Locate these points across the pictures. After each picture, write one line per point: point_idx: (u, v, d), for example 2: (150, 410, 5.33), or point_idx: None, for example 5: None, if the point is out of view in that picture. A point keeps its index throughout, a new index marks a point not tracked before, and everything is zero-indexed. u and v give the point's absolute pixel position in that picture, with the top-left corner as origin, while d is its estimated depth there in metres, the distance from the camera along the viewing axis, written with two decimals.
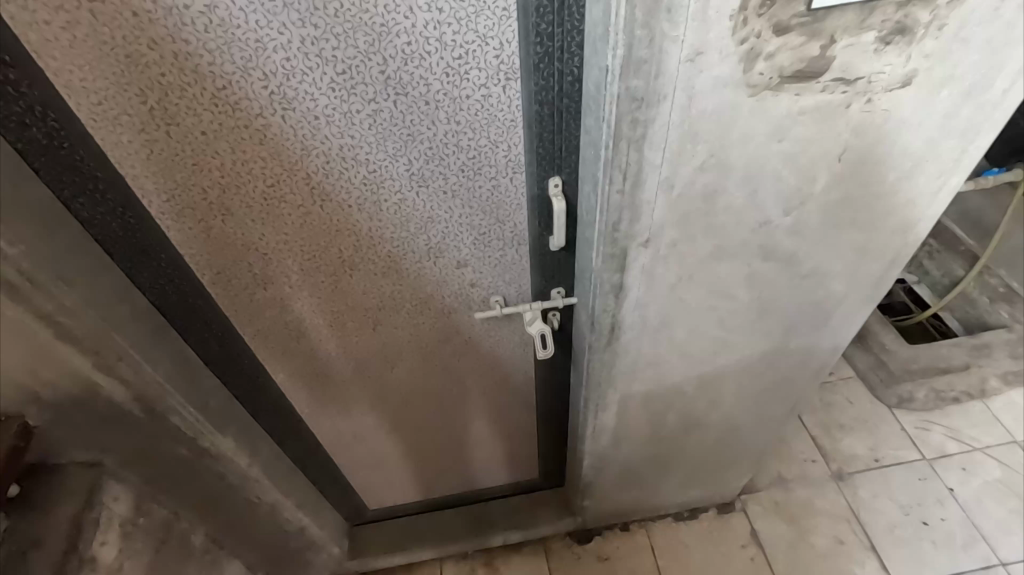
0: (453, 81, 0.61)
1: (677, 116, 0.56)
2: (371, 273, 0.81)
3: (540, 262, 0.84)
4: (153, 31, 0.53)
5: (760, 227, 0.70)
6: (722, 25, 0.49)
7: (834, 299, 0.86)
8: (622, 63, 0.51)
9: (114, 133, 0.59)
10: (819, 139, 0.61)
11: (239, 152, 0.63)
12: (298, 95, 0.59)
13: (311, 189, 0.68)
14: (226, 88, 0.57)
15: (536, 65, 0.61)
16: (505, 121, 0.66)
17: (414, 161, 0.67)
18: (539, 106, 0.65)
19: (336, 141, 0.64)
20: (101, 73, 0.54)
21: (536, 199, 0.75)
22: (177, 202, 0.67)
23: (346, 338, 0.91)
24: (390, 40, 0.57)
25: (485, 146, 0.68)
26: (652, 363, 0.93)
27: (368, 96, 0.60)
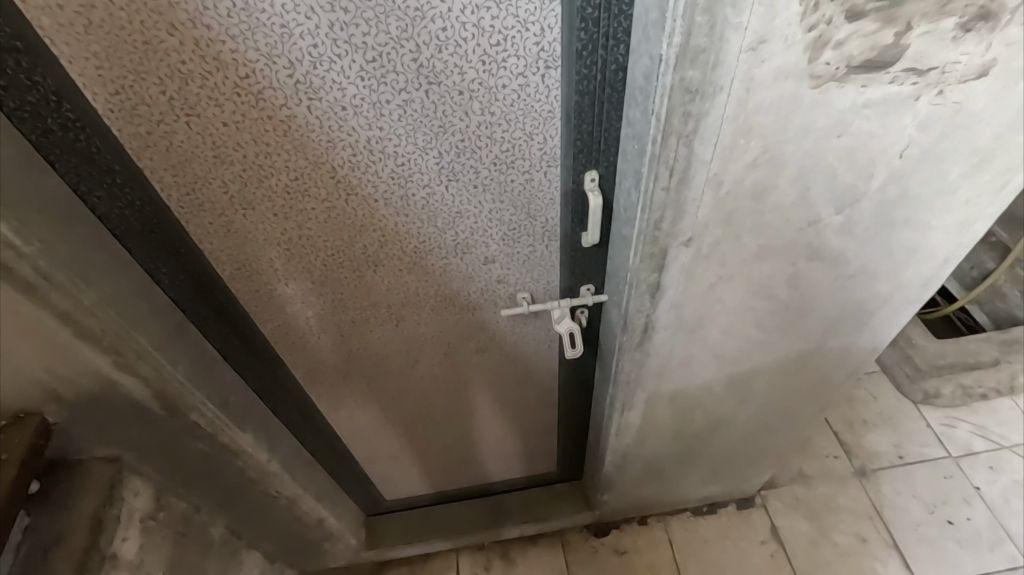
0: (489, 70, 0.57)
1: (733, 109, 0.52)
2: (396, 268, 0.78)
3: (571, 258, 0.80)
4: (171, 15, 0.49)
5: (809, 225, 0.66)
6: (790, 10, 0.45)
7: (878, 299, 0.82)
8: (677, 52, 0.47)
9: (132, 124, 0.56)
10: (882, 134, 0.57)
11: (261, 144, 0.59)
12: (325, 84, 0.55)
13: (337, 183, 0.65)
14: (249, 76, 0.54)
15: (579, 53, 0.56)
16: (542, 112, 0.62)
17: (444, 154, 0.64)
18: (579, 96, 0.60)
19: (363, 133, 0.60)
20: (117, 60, 0.51)
21: (570, 194, 0.71)
22: (197, 196, 0.64)
23: (368, 333, 0.88)
24: (424, 26, 0.52)
25: (520, 139, 0.64)
26: (683, 363, 0.89)
27: (398, 85, 0.56)
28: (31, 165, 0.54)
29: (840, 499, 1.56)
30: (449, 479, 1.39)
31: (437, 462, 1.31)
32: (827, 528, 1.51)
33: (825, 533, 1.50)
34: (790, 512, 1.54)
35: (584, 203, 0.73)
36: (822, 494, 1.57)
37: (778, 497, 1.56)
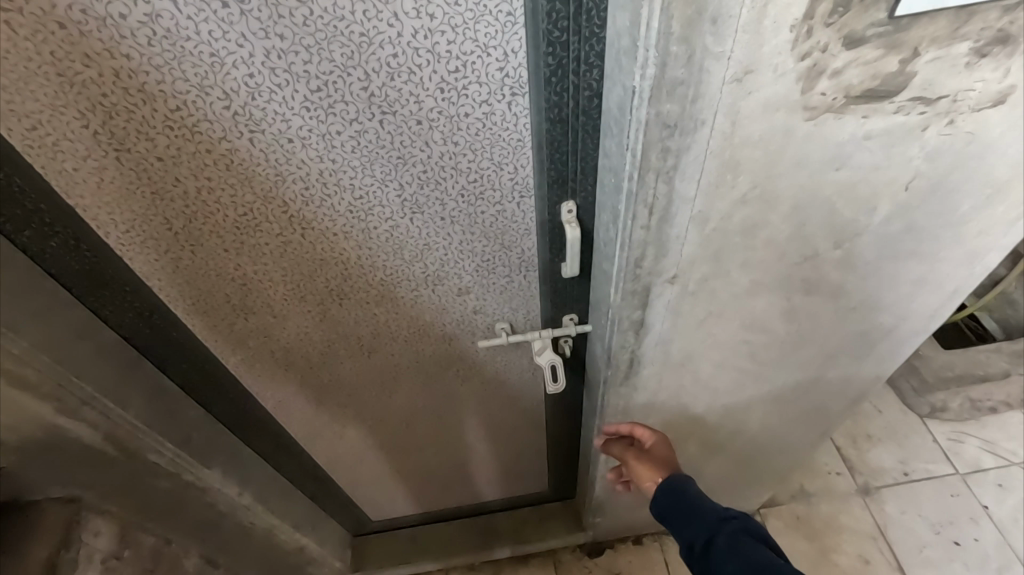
0: (448, 97, 0.52)
1: (717, 144, 0.46)
2: (363, 302, 0.73)
3: (551, 289, 0.75)
4: (87, 45, 0.44)
5: (805, 260, 0.61)
6: (779, 37, 0.39)
7: (882, 331, 0.77)
8: (651, 85, 0.41)
9: (56, 161, 0.51)
10: (885, 167, 0.51)
11: (202, 180, 0.54)
12: (267, 116, 0.50)
13: (290, 218, 0.60)
14: (181, 109, 0.49)
15: (547, 79, 0.52)
16: (511, 141, 0.57)
17: (406, 186, 0.59)
18: (549, 125, 0.55)
19: (314, 166, 0.55)
20: (31, 94, 0.46)
21: (546, 225, 0.66)
22: (138, 233, 0.59)
23: (338, 365, 0.84)
24: (372, 52, 0.48)
25: (488, 169, 0.59)
26: (673, 395, 0.84)
27: (349, 115, 0.51)
28: None
29: (842, 518, 1.50)
30: (437, 500, 1.35)
31: (422, 485, 1.26)
32: (829, 549, 1.46)
33: (827, 554, 1.45)
34: (791, 532, 1.49)
35: (562, 233, 0.67)
36: (824, 513, 1.51)
37: (778, 516, 1.51)
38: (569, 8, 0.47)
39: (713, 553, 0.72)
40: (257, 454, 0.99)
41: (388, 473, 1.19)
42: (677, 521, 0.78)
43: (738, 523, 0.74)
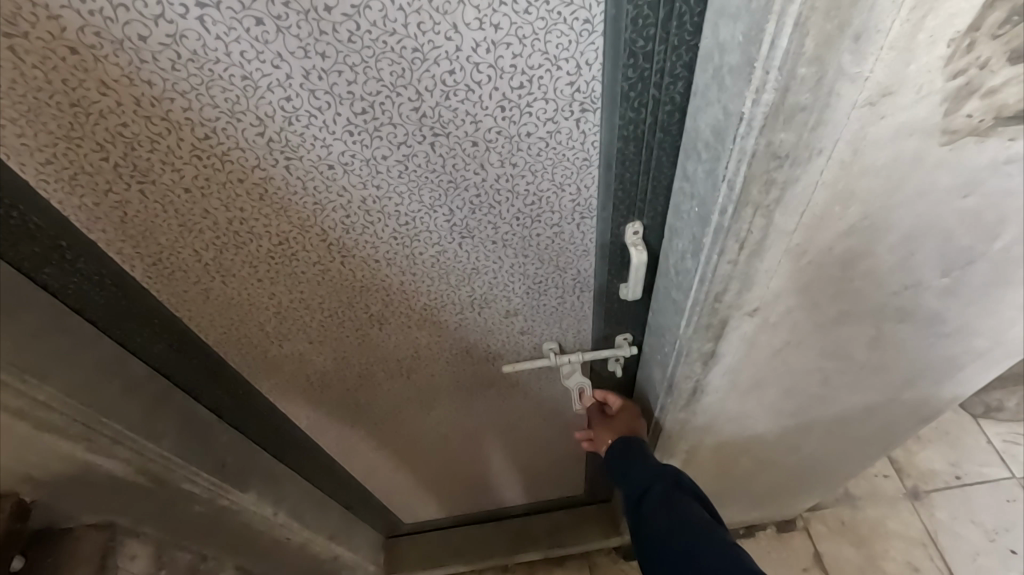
0: (509, 116, 0.45)
1: (832, 174, 0.39)
2: (404, 326, 0.68)
3: (606, 309, 0.69)
4: (104, 71, 0.38)
5: (905, 290, 0.54)
6: (933, 54, 0.32)
7: (973, 355, 0.69)
8: (767, 113, 0.34)
9: (73, 196, 0.46)
10: (1020, 193, 0.44)
11: (234, 211, 0.49)
12: (306, 143, 0.44)
13: (328, 246, 0.54)
14: (210, 138, 0.43)
15: (625, 93, 0.45)
16: (575, 160, 0.50)
17: (456, 210, 0.53)
18: (622, 143, 0.48)
19: (356, 193, 0.49)
20: (43, 127, 0.41)
21: (607, 247, 0.59)
22: (165, 266, 0.54)
23: (376, 387, 0.79)
24: (425, 68, 0.41)
25: (548, 190, 0.52)
26: (732, 418, 0.78)
27: (396, 138, 0.45)
28: None
29: (890, 523, 1.44)
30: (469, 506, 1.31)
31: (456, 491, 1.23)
32: (876, 556, 1.40)
33: (874, 560, 1.40)
34: (836, 538, 1.43)
35: (623, 254, 0.61)
36: (871, 517, 1.45)
37: (822, 520, 1.46)
38: (657, 13, 0.40)
39: (646, 506, 0.65)
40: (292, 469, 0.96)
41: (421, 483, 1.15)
42: (615, 475, 0.72)
43: (672, 478, 0.67)
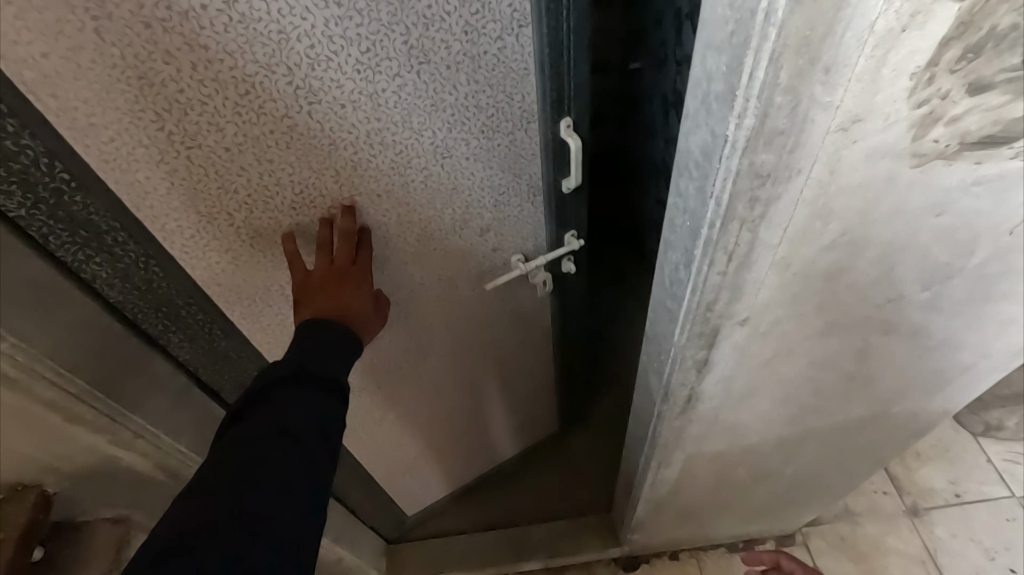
0: (471, 38, 0.57)
1: (811, 193, 0.42)
2: (402, 262, 0.76)
3: (557, 211, 0.80)
4: (168, 42, 0.46)
5: (888, 303, 0.57)
6: (897, 85, 0.35)
7: (959, 369, 0.72)
8: (748, 135, 0.37)
9: (129, 171, 0.52)
10: (990, 212, 0.47)
11: (265, 160, 0.57)
12: (323, 84, 0.54)
13: (340, 186, 0.63)
14: (248, 92, 0.51)
15: (546, 7, 0.57)
16: (517, 70, 0.62)
17: (438, 132, 0.63)
18: (548, 50, 0.60)
19: (363, 127, 0.59)
20: (113, 105, 0.48)
21: (548, 146, 0.71)
22: (202, 235, 0.61)
23: (380, 341, 0.84)
24: (411, 6, 0.52)
25: (501, 101, 0.64)
26: (728, 427, 0.81)
27: (392, 71, 0.55)
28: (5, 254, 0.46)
29: (890, 540, 1.45)
30: (460, 471, 1.39)
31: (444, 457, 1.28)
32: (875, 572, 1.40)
33: None
34: (834, 553, 1.44)
35: (561, 149, 0.72)
36: (870, 534, 1.46)
37: (821, 536, 1.46)
38: None
39: None
40: None
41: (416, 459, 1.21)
42: None
43: None
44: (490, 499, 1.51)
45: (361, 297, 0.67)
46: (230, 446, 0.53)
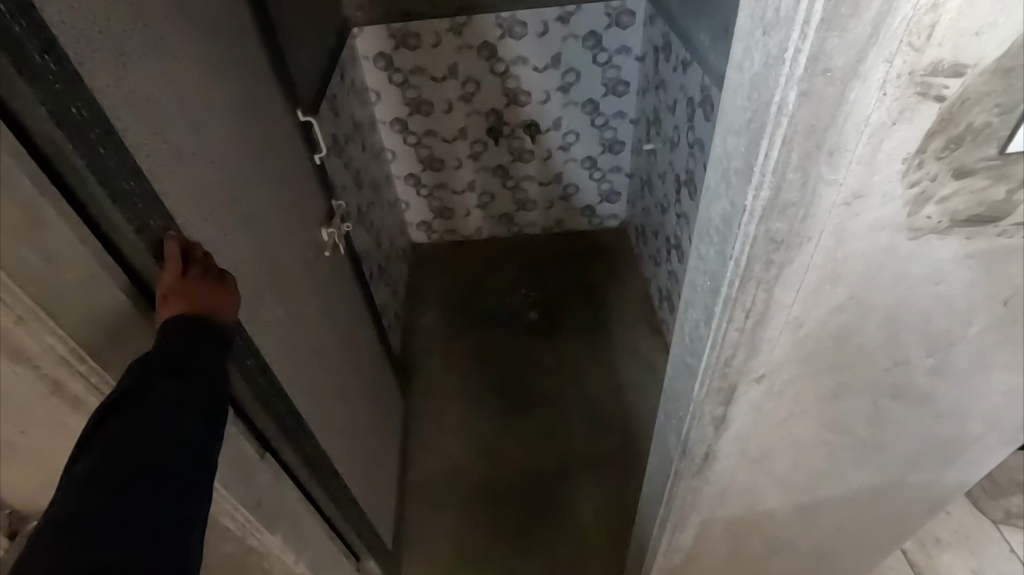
0: (241, 65, 0.92)
1: (821, 258, 0.48)
2: (289, 241, 1.01)
3: (314, 178, 1.18)
4: (151, 69, 0.67)
5: (895, 367, 0.60)
6: (891, 168, 0.41)
7: (969, 438, 0.74)
8: (764, 205, 0.43)
9: (165, 180, 0.67)
10: (985, 283, 0.52)
11: (212, 157, 0.78)
12: (211, 98, 0.81)
13: (244, 174, 0.88)
14: (191, 104, 0.75)
15: (248, 44, 0.96)
16: (260, 87, 0.99)
17: (257, 129, 0.95)
18: (262, 71, 1.00)
19: (235, 127, 0.87)
20: (142, 121, 0.64)
21: (292, 134, 1.10)
22: (206, 233, 0.74)
23: (306, 315, 1.05)
24: (217, 45, 0.85)
25: (265, 106, 0.99)
26: (743, 490, 0.82)
27: (229, 86, 0.87)
28: (98, 280, 0.54)
29: None
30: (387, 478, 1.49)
31: (376, 477, 1.39)
32: None
33: None
34: None
35: (307, 135, 1.17)
36: None
37: None
38: (230, 10, 0.92)
39: None
40: (311, 520, 0.98)
41: (365, 485, 1.29)
42: None
43: None
44: (495, 563, 1.47)
45: (232, 301, 0.66)
46: (94, 465, 0.49)
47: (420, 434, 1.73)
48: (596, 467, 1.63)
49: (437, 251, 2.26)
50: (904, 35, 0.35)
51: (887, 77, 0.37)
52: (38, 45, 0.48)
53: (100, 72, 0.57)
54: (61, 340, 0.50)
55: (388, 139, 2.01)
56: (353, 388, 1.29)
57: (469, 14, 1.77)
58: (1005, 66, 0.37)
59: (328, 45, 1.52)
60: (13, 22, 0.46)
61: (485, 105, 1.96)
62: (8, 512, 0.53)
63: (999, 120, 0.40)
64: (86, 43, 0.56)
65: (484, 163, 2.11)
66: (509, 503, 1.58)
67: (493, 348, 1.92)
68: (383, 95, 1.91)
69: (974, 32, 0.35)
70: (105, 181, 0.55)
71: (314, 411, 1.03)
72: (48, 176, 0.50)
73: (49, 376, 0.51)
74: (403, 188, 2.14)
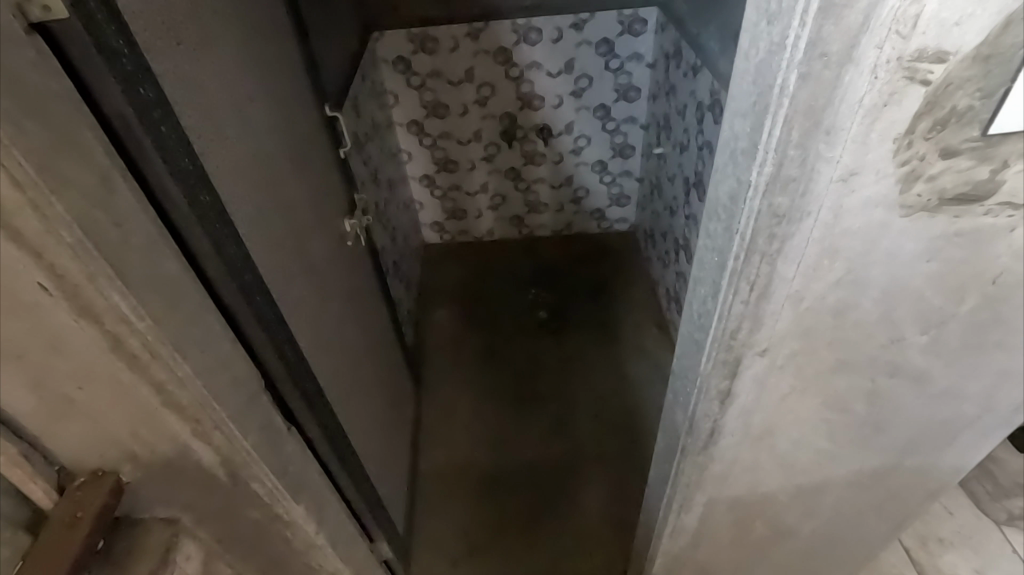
0: (278, 60, 0.98)
1: (820, 233, 0.52)
2: (317, 229, 1.07)
3: (339, 171, 1.24)
4: (201, 58, 0.72)
5: (891, 343, 0.64)
6: (883, 147, 0.46)
7: (964, 421, 0.77)
8: (768, 180, 0.48)
9: (213, 161, 0.72)
10: (972, 261, 0.56)
11: (252, 144, 0.84)
12: (252, 89, 0.87)
13: (279, 162, 0.94)
14: (235, 93, 0.80)
15: (285, 42, 1.03)
16: (295, 81, 1.05)
17: (291, 120, 1.01)
18: (296, 67, 1.06)
19: (272, 118, 0.93)
20: (195, 106, 0.70)
21: (321, 128, 1.16)
22: (246, 213, 0.80)
23: (330, 301, 1.10)
24: (258, 40, 0.91)
25: (298, 100, 1.05)
26: (746, 469, 0.86)
27: (267, 79, 0.93)
28: (155, 247, 0.58)
29: None
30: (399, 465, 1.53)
31: (390, 464, 1.43)
32: None
33: None
34: None
35: (333, 131, 1.23)
36: None
37: None
38: (270, 9, 0.98)
39: None
40: (331, 497, 0.99)
41: (378, 467, 1.33)
42: None
43: None
44: (504, 549, 1.50)
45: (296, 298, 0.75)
46: None
47: (430, 425, 1.77)
48: (605, 460, 1.67)
49: (448, 252, 2.31)
50: (893, 24, 0.39)
51: (878, 62, 0.41)
52: (115, 31, 0.54)
53: (160, 58, 0.63)
54: (122, 295, 0.53)
55: (405, 141, 2.07)
56: (369, 375, 1.33)
57: (487, 20, 1.83)
58: (984, 54, 0.41)
59: (351, 47, 1.58)
60: (95, 8, 0.52)
61: (499, 109, 2.02)
62: (58, 468, 0.62)
63: (980, 104, 0.44)
64: (148, 30, 0.61)
65: (498, 165, 2.16)
66: (517, 495, 1.61)
67: (503, 344, 1.97)
68: (401, 98, 1.98)
69: (954, 22, 0.40)
70: (163, 155, 0.60)
71: (335, 391, 1.08)
72: (114, 147, 0.55)
73: (109, 332, 0.54)
74: (417, 189, 2.20)
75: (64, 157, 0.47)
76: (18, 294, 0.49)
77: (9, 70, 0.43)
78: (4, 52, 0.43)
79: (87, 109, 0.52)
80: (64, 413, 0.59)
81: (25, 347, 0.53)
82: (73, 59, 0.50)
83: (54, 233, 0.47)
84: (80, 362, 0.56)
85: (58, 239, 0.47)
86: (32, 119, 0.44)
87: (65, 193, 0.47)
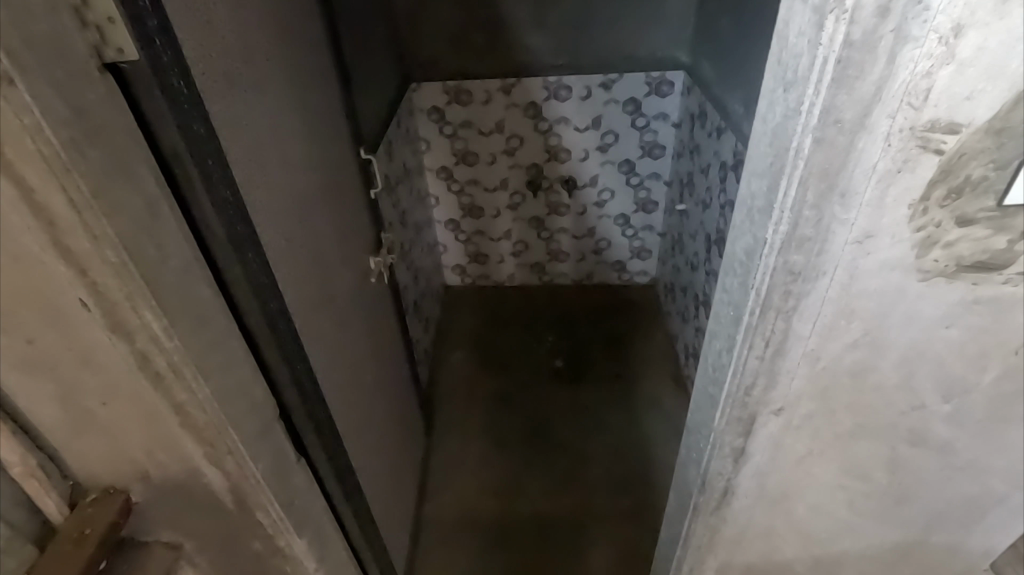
0: (321, 106, 1.05)
1: (835, 293, 0.53)
2: (343, 264, 1.10)
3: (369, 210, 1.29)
4: (250, 99, 0.78)
5: (911, 411, 0.62)
6: (898, 212, 0.48)
7: (994, 498, 0.71)
8: (783, 239, 0.50)
9: (252, 195, 0.76)
10: (994, 330, 0.55)
11: (289, 181, 0.89)
12: (294, 130, 0.92)
13: (313, 199, 0.98)
14: (278, 133, 0.86)
15: (330, 89, 1.10)
16: (335, 126, 1.12)
17: (328, 162, 1.06)
18: (337, 113, 1.13)
19: (310, 156, 0.98)
20: (240, 144, 0.74)
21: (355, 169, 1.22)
22: (277, 245, 0.83)
23: (349, 334, 1.12)
24: (305, 86, 0.98)
25: (336, 142, 1.12)
26: (762, 534, 0.82)
27: (309, 121, 0.99)
28: (190, 272, 0.61)
29: None
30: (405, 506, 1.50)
31: (396, 505, 1.41)
32: None
33: None
34: None
35: (366, 172, 1.29)
36: None
37: None
38: (318, 59, 1.06)
39: None
40: (334, 535, 0.98)
41: (384, 508, 1.31)
42: None
43: None
44: None
45: None
46: None
47: (439, 468, 1.75)
48: (613, 517, 1.61)
49: (469, 295, 2.34)
50: (904, 96, 0.42)
51: (891, 130, 0.43)
52: (177, 72, 0.59)
53: (212, 100, 0.68)
54: (154, 316, 0.55)
55: (434, 186, 2.15)
56: (382, 412, 1.33)
57: (519, 76, 1.92)
58: (997, 127, 0.42)
59: (388, 94, 1.66)
60: (161, 51, 0.57)
61: (526, 159, 2.08)
62: (72, 483, 0.63)
63: (995, 174, 0.45)
64: (205, 75, 0.67)
65: (522, 213, 2.21)
66: (521, 548, 1.55)
67: (517, 391, 1.96)
68: (433, 146, 2.06)
69: (965, 96, 0.41)
70: (208, 188, 0.63)
71: (348, 426, 1.08)
72: (164, 178, 0.59)
73: (138, 350, 0.56)
74: (442, 232, 2.26)
75: (119, 185, 0.51)
76: (59, 307, 0.52)
77: (79, 105, 0.47)
78: (79, 89, 0.47)
79: (145, 142, 0.56)
80: (86, 428, 0.60)
81: (59, 359, 0.55)
82: (138, 98, 0.55)
83: (100, 252, 0.50)
84: (107, 377, 0.57)
85: (103, 257, 0.50)
86: (95, 148, 0.48)
87: (116, 217, 0.50)
